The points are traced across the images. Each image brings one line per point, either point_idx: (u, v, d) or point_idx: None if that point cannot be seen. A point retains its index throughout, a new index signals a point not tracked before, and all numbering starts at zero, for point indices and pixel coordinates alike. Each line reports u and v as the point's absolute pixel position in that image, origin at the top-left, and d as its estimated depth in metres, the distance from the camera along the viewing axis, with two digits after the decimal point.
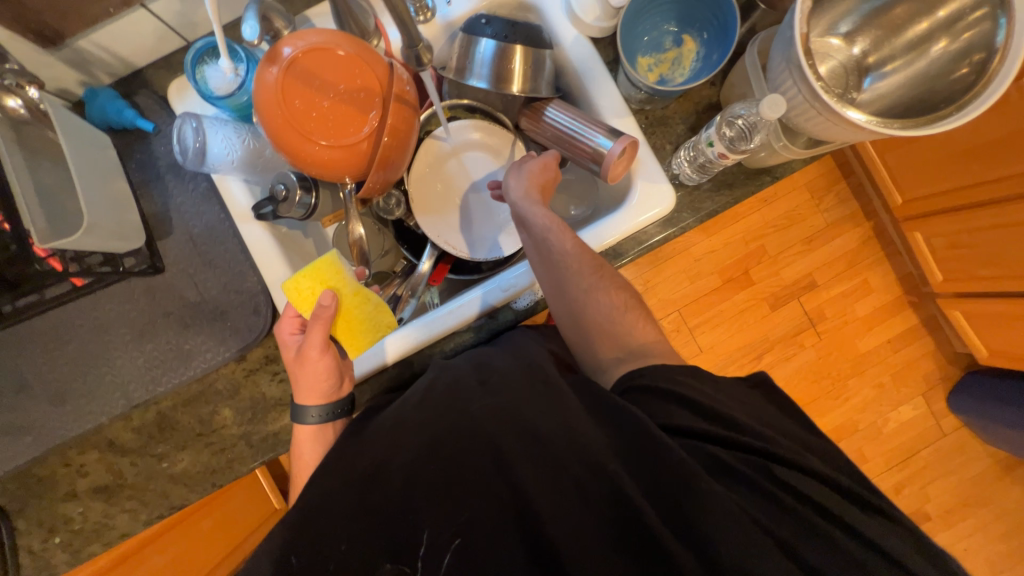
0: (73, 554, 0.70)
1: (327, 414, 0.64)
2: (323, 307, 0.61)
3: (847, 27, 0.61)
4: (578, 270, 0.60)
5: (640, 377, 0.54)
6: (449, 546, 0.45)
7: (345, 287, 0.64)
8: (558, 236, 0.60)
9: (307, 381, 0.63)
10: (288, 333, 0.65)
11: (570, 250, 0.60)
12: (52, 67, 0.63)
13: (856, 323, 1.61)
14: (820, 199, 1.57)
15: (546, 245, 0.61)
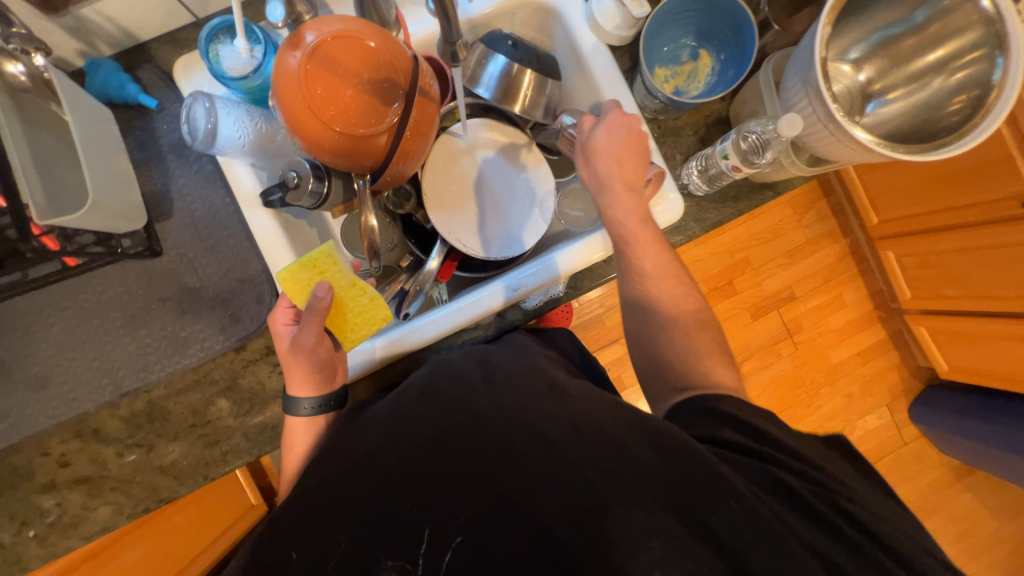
0: (47, 549, 0.66)
1: (321, 407, 0.65)
2: (319, 301, 0.58)
3: (856, 55, 0.65)
4: (655, 288, 0.63)
5: (719, 403, 0.52)
6: (450, 545, 0.42)
7: (341, 279, 0.61)
8: (637, 254, 0.63)
9: (300, 372, 0.63)
10: (282, 322, 0.63)
11: (649, 269, 0.63)
12: (51, 33, 0.60)
13: (831, 335, 1.69)
14: (804, 215, 1.63)
15: (627, 261, 0.64)
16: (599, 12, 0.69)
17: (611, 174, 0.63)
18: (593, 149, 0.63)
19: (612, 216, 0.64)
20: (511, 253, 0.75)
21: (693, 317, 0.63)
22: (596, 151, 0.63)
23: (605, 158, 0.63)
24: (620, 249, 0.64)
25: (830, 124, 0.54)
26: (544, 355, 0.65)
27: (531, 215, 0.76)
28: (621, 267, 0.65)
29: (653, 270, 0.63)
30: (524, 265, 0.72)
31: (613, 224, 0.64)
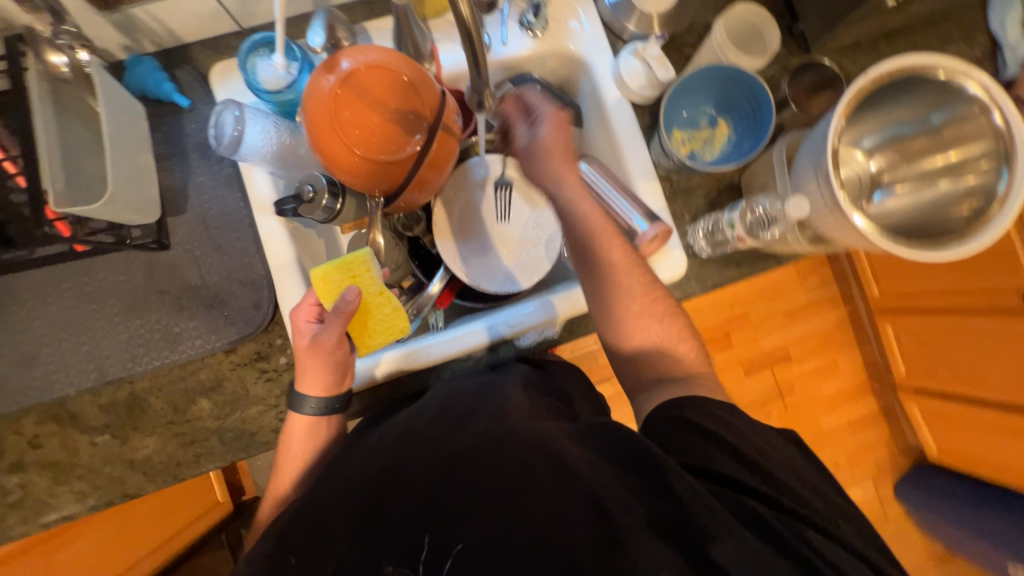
0: (4, 530, 0.64)
1: (324, 408, 0.64)
2: (349, 303, 0.59)
3: (869, 144, 0.66)
4: (625, 282, 0.64)
5: (688, 421, 0.55)
6: (450, 551, 0.45)
7: (370, 286, 0.62)
8: (607, 242, 0.65)
9: (314, 371, 0.63)
10: (304, 319, 0.63)
11: (618, 261, 0.65)
12: (98, 27, 0.62)
13: (822, 401, 1.67)
14: (806, 278, 1.65)
15: (595, 255, 0.65)
16: (626, 69, 0.72)
17: (567, 175, 0.67)
18: (540, 147, 0.67)
19: (579, 210, 0.66)
20: (511, 288, 0.75)
21: (651, 301, 0.65)
22: (546, 151, 0.67)
23: (554, 157, 0.67)
24: (587, 241, 0.65)
25: (835, 209, 0.55)
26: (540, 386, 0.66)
27: (536, 253, 0.77)
28: (590, 263, 0.65)
29: (621, 258, 0.65)
30: (522, 304, 0.73)
31: (580, 215, 0.66)
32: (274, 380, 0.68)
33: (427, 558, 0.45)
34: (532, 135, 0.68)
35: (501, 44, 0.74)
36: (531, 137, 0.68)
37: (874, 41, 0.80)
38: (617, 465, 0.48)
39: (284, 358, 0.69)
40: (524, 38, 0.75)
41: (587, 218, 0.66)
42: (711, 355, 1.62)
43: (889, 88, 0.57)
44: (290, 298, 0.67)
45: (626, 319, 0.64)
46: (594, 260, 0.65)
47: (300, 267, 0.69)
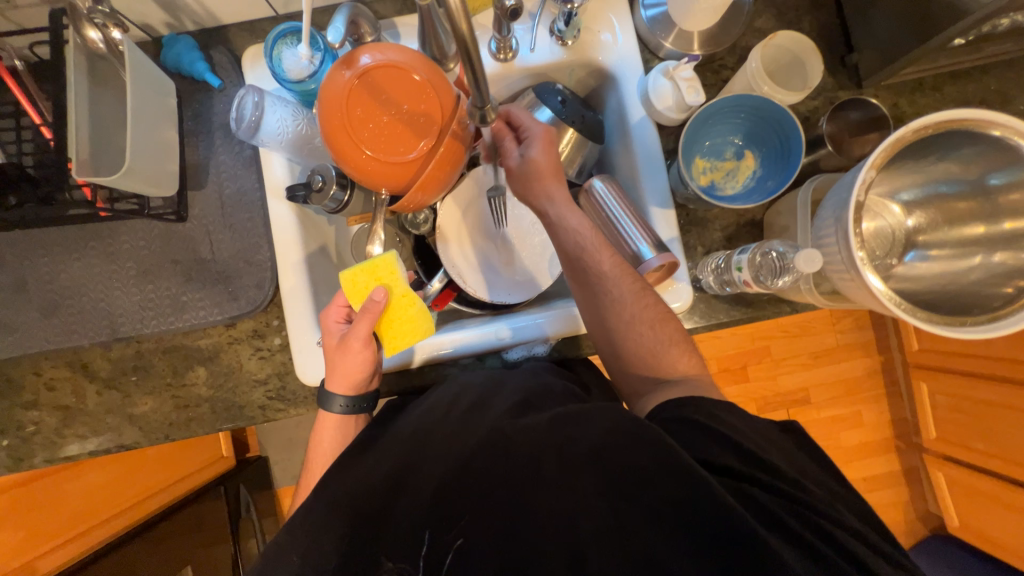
0: (15, 460, 0.70)
1: (352, 407, 0.66)
2: (377, 303, 0.61)
3: (907, 197, 0.61)
4: (615, 293, 0.62)
5: (689, 414, 0.52)
6: (450, 547, 0.46)
7: (396, 287, 0.64)
8: (597, 255, 0.64)
9: (344, 371, 0.63)
10: (335, 320, 0.65)
11: (607, 271, 0.63)
12: (142, 3, 0.65)
13: (837, 451, 1.57)
14: (839, 321, 1.54)
15: (583, 266, 0.64)
16: (654, 89, 0.68)
17: (557, 190, 0.65)
18: (529, 168, 0.64)
19: (568, 224, 0.65)
20: (509, 299, 0.76)
21: (650, 312, 0.62)
22: (534, 173, 0.64)
23: (541, 177, 0.64)
24: (576, 256, 0.65)
25: (850, 267, 0.52)
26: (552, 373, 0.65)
27: (540, 267, 0.79)
28: (580, 276, 0.65)
29: (613, 269, 0.63)
30: (513, 318, 0.71)
31: (566, 230, 0.65)
32: (267, 359, 0.71)
33: (427, 557, 0.47)
34: (524, 157, 0.64)
35: (528, 51, 0.73)
36: (523, 158, 0.64)
37: (938, 81, 0.73)
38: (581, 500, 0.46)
39: (279, 338, 0.72)
40: (552, 46, 0.73)
41: (575, 233, 0.65)
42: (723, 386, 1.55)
43: (930, 143, 0.52)
44: (290, 282, 0.70)
45: (621, 328, 0.63)
46: (585, 274, 0.64)
47: (304, 252, 0.71)
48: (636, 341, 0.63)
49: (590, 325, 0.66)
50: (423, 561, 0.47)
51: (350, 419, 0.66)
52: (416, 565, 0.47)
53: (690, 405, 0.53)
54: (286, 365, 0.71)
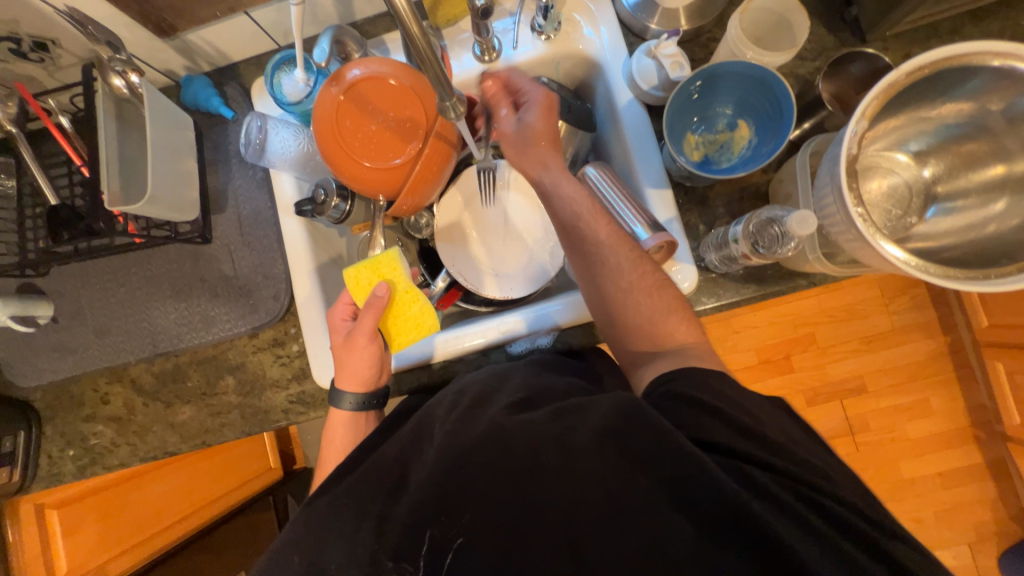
0: (80, 468, 0.78)
1: (360, 404, 0.67)
2: (380, 297, 0.65)
3: (916, 146, 0.59)
4: (611, 260, 0.61)
5: (683, 387, 0.50)
6: (450, 547, 0.43)
7: (399, 283, 0.68)
8: (593, 224, 0.63)
9: (353, 368, 0.65)
10: (341, 317, 0.68)
11: (603, 238, 0.62)
12: (163, 51, 0.73)
13: (905, 445, 1.40)
14: (892, 300, 1.40)
15: (580, 233, 0.64)
16: (638, 70, 0.67)
17: (549, 157, 0.67)
18: (529, 131, 0.66)
19: (564, 192, 0.65)
20: (512, 294, 0.77)
21: (647, 283, 0.60)
22: (534, 136, 0.66)
23: (540, 142, 0.66)
24: (572, 224, 0.64)
25: (857, 237, 0.49)
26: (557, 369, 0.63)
27: (541, 263, 0.79)
28: (577, 244, 0.64)
29: (609, 238, 0.62)
30: (517, 312, 0.72)
31: (562, 198, 0.65)
32: (287, 365, 0.76)
33: (428, 556, 0.44)
34: (520, 120, 0.67)
35: (511, 50, 0.74)
36: (518, 121, 0.67)
37: (957, 24, 0.67)
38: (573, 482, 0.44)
39: (296, 345, 0.76)
40: (534, 41, 0.74)
41: (571, 204, 0.65)
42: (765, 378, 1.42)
43: (930, 84, 0.49)
44: (302, 291, 0.74)
45: (618, 296, 0.60)
46: (582, 243, 0.64)
47: (315, 261, 0.76)
48: (636, 309, 0.60)
49: (588, 297, 0.65)
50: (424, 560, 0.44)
51: (360, 415, 0.68)
52: (417, 566, 0.44)
53: (680, 375, 0.52)
54: (304, 369, 0.76)
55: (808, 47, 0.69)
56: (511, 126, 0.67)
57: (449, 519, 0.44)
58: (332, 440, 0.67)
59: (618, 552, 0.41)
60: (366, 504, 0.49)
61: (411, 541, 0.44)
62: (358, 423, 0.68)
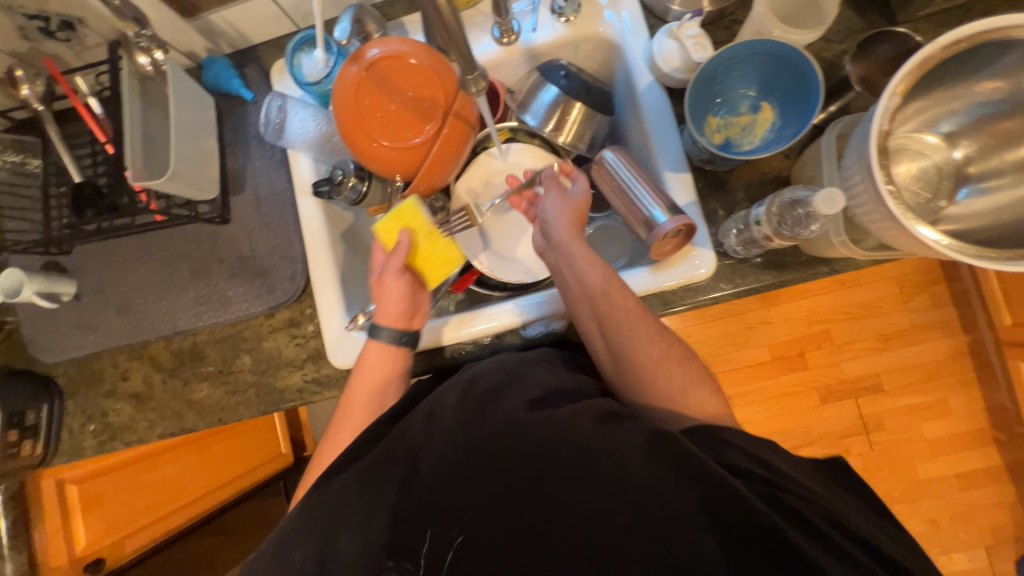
0: (99, 443, 0.79)
1: (397, 340, 0.66)
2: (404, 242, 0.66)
3: (948, 128, 0.57)
4: (639, 329, 0.61)
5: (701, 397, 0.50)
6: (451, 546, 0.45)
7: (422, 228, 0.67)
8: (620, 293, 0.61)
9: (389, 304, 0.66)
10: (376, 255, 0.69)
11: (632, 306, 0.61)
12: (185, 32, 0.73)
13: (921, 445, 1.37)
14: (912, 297, 1.36)
15: (609, 303, 0.61)
16: (659, 51, 0.66)
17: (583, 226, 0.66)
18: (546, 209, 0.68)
19: (588, 261, 0.62)
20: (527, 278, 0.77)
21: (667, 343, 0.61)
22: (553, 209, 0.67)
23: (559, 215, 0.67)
24: (600, 296, 0.61)
25: (892, 221, 0.49)
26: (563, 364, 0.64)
27: None
28: (605, 318, 0.61)
29: (636, 307, 0.61)
30: (527, 296, 0.72)
31: (586, 270, 0.62)
32: (303, 344, 0.76)
33: (428, 554, 0.46)
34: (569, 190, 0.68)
35: (530, 31, 0.74)
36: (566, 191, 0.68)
37: (990, 5, 0.65)
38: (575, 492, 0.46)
39: (312, 326, 0.77)
40: (554, 24, 0.73)
41: (601, 271, 0.62)
42: (778, 374, 1.38)
43: (964, 60, 0.48)
44: (319, 270, 0.75)
45: (649, 365, 0.60)
46: (609, 313, 0.61)
47: (331, 243, 0.76)
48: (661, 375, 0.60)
49: (611, 364, 0.64)
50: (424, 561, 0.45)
51: (394, 351, 0.66)
52: (417, 565, 0.45)
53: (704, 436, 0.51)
54: (320, 350, 0.76)
55: (835, 30, 0.67)
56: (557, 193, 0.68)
57: (447, 517, 0.46)
58: (345, 422, 0.64)
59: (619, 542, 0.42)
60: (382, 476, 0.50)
61: (412, 539, 0.46)
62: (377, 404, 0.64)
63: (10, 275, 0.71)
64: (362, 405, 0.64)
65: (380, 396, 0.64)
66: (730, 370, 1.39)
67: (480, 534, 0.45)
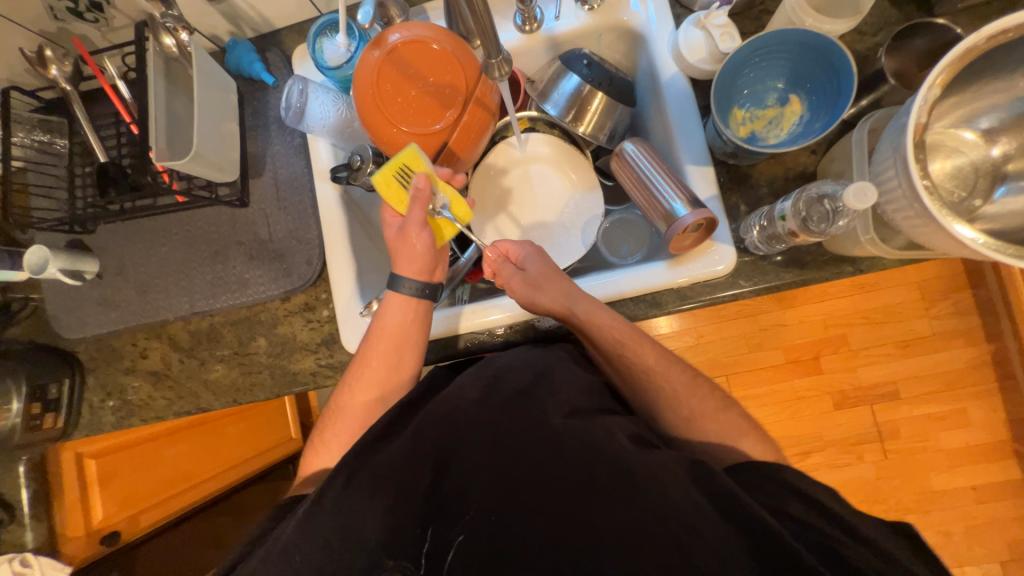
0: (117, 419, 0.81)
1: (418, 291, 0.66)
2: (421, 189, 0.62)
3: (987, 124, 0.56)
4: (659, 378, 0.63)
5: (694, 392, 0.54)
6: (451, 544, 0.49)
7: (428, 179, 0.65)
8: (638, 350, 0.63)
9: (411, 256, 0.66)
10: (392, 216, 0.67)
11: (653, 365, 0.64)
12: (210, 15, 0.74)
13: (937, 455, 1.33)
14: (934, 303, 1.32)
15: (629, 361, 0.64)
16: (685, 41, 0.65)
17: (569, 287, 0.65)
18: (536, 275, 0.66)
19: (602, 319, 0.63)
20: None
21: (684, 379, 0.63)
22: (545, 274, 0.66)
23: (552, 278, 0.65)
24: (619, 352, 0.63)
25: (926, 218, 0.47)
26: (577, 365, 0.64)
27: (570, 240, 0.78)
28: (626, 372, 0.65)
29: (658, 361, 0.64)
30: None
31: (601, 330, 0.63)
32: (317, 329, 0.77)
33: (429, 552, 0.49)
34: (521, 269, 0.68)
35: (553, 19, 0.73)
36: (520, 271, 0.67)
37: None
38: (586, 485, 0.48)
39: (327, 311, 0.77)
40: (577, 12, 0.72)
41: (610, 331, 0.63)
42: (793, 378, 1.35)
43: (1001, 54, 0.47)
44: (335, 256, 0.75)
45: (668, 397, 0.62)
46: (630, 371, 0.64)
47: (348, 228, 0.76)
48: (668, 391, 0.62)
49: (628, 389, 0.66)
50: (424, 558, 0.49)
51: (414, 303, 0.66)
52: (417, 565, 0.48)
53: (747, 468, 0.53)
54: (333, 335, 0.77)
55: (868, 21, 0.65)
56: (514, 276, 0.66)
57: (452, 517, 0.50)
58: (353, 395, 0.65)
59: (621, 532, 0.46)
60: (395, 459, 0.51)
61: (414, 537, 0.49)
62: (395, 370, 0.65)
63: (36, 251, 0.72)
64: (366, 381, 0.64)
65: (398, 357, 0.64)
66: (743, 371, 1.36)
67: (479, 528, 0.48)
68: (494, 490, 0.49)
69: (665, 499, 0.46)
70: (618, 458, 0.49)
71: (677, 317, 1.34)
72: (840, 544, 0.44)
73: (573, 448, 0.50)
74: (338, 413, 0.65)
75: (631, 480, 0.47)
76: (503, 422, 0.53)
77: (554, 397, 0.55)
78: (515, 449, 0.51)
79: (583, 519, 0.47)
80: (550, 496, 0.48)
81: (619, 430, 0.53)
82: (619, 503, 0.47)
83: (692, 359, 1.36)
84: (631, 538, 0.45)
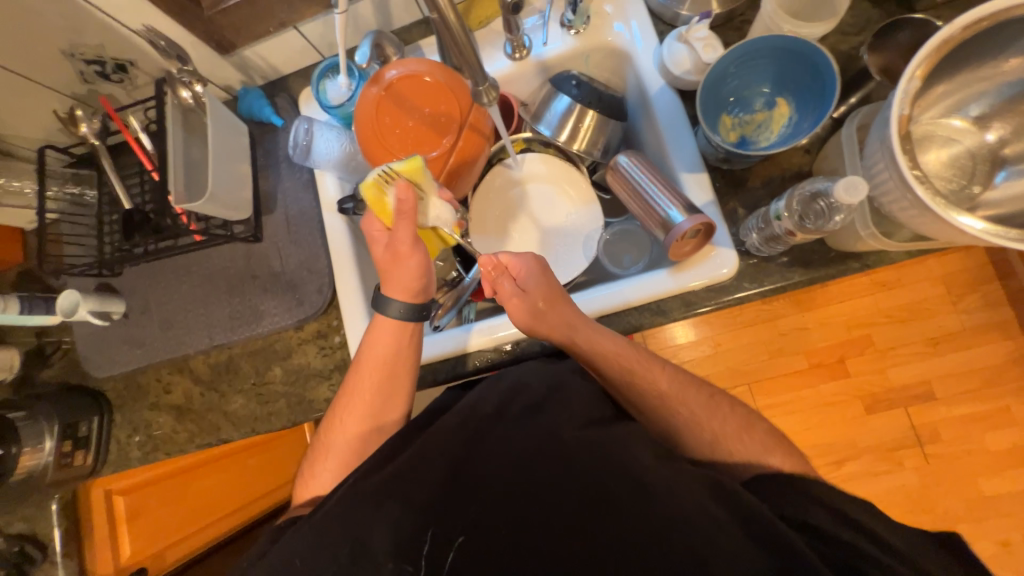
0: (144, 454, 0.83)
1: (409, 313, 0.66)
2: (403, 198, 0.62)
3: (977, 111, 0.57)
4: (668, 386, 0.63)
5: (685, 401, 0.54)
6: (451, 545, 0.48)
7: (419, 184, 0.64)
8: (645, 365, 0.64)
9: (400, 279, 0.66)
10: (376, 230, 0.67)
11: (661, 378, 0.63)
12: (223, 68, 0.80)
13: (983, 458, 1.26)
14: (961, 296, 1.27)
15: (634, 373, 0.63)
16: (669, 55, 0.67)
17: (571, 315, 0.65)
18: (536, 299, 0.66)
19: (604, 341, 0.65)
20: None
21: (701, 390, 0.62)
22: (543, 295, 0.66)
23: (550, 299, 0.66)
24: (624, 368, 0.63)
25: (920, 207, 0.47)
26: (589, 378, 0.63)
27: (573, 253, 0.79)
28: (636, 387, 0.63)
29: (666, 375, 0.63)
30: None
31: (600, 354, 0.64)
32: (330, 355, 0.79)
33: (429, 555, 0.47)
34: (521, 289, 0.67)
35: (541, 45, 0.76)
36: (520, 291, 0.67)
37: None
38: (596, 496, 0.48)
39: (338, 337, 0.79)
40: (564, 37, 0.75)
41: (612, 352, 0.64)
42: (818, 383, 1.30)
43: (976, 44, 0.49)
44: (344, 283, 0.78)
45: (678, 409, 0.62)
46: (637, 383, 0.63)
47: (355, 258, 0.80)
48: (678, 400, 0.62)
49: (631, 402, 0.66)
50: (425, 560, 0.47)
51: (406, 326, 0.66)
52: (418, 567, 0.47)
53: (768, 471, 0.51)
54: (345, 360, 0.78)
55: (850, 22, 0.66)
56: (515, 297, 0.66)
57: (456, 521, 0.49)
58: (340, 425, 0.65)
59: (632, 542, 0.45)
60: (404, 482, 0.51)
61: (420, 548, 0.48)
62: (389, 390, 0.66)
63: (68, 295, 0.77)
64: (358, 411, 0.65)
65: (390, 383, 0.65)
66: (765, 379, 1.31)
67: (485, 544, 0.48)
68: (505, 508, 0.49)
69: (679, 509, 0.45)
70: (630, 468, 0.49)
71: (693, 325, 1.30)
72: (862, 551, 0.43)
73: (584, 459, 0.50)
74: (322, 450, 0.65)
75: (643, 491, 0.47)
76: (513, 436, 0.53)
77: (564, 409, 0.55)
78: (525, 463, 0.51)
79: (595, 531, 0.46)
80: (564, 509, 0.48)
81: (629, 440, 0.52)
82: (634, 514, 0.46)
83: (710, 369, 1.31)
84: (646, 550, 0.44)
